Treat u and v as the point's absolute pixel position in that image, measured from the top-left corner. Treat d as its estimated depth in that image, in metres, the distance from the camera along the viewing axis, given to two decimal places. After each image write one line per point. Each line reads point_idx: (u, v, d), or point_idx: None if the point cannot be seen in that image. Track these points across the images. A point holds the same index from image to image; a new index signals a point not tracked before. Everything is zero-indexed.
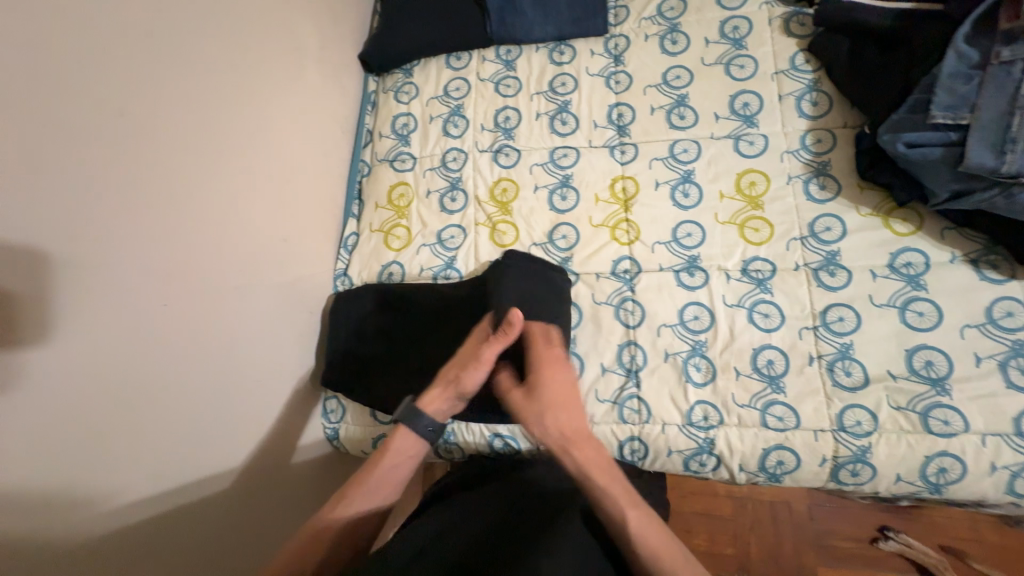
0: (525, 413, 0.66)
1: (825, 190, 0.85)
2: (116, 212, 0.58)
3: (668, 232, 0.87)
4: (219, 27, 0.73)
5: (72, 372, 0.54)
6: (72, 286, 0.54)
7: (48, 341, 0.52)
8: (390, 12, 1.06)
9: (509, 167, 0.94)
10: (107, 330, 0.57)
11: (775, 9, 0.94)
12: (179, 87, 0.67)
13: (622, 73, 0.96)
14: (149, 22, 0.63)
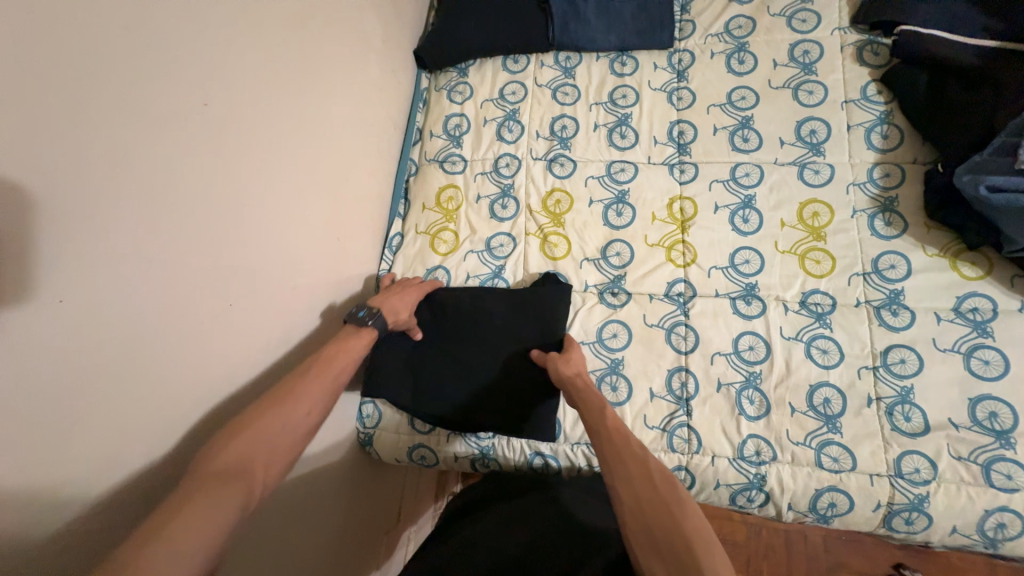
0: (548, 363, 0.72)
1: (890, 226, 0.82)
2: (190, 203, 0.55)
3: (725, 257, 0.85)
4: (292, 10, 0.70)
5: (144, 375, 0.51)
6: (152, 283, 0.51)
7: (119, 341, 0.48)
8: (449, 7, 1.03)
9: (564, 177, 0.91)
10: (173, 329, 0.54)
11: (847, 36, 0.91)
12: (253, 73, 0.63)
13: (685, 89, 0.94)
14: (235, 8, 0.60)
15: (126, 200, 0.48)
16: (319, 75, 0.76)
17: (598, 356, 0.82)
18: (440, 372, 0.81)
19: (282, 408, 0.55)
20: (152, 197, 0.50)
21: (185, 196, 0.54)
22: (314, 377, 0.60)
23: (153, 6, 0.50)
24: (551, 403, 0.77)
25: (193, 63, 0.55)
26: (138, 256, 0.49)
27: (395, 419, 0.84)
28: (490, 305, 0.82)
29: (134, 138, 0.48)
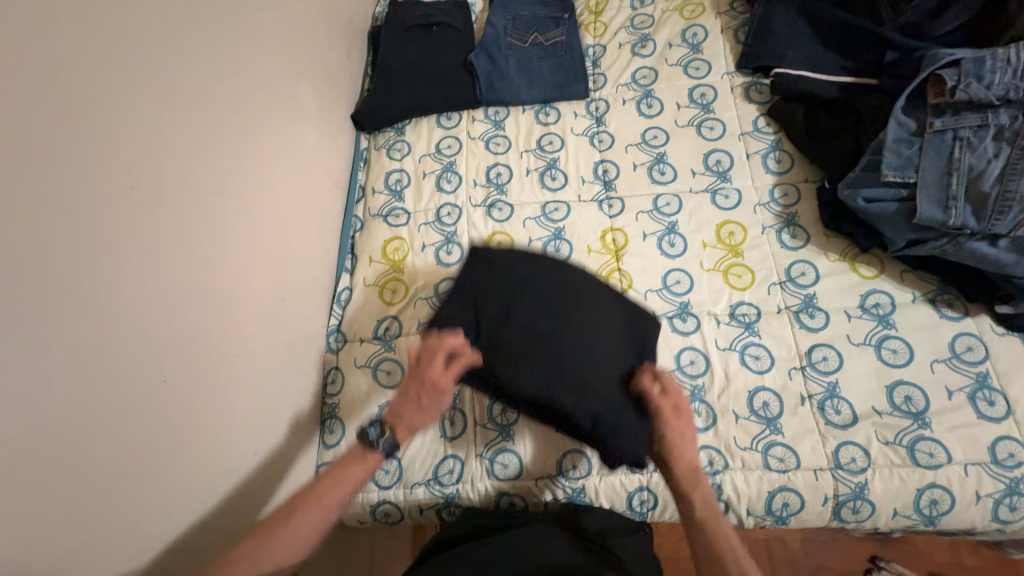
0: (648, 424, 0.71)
1: (796, 238, 0.92)
2: (122, 282, 0.55)
3: (658, 280, 0.91)
4: (222, 90, 0.73)
5: (65, 470, 0.48)
6: (78, 370, 0.49)
7: (36, 435, 0.46)
8: (380, 72, 1.10)
9: (503, 221, 0.97)
10: (101, 415, 0.51)
11: (735, 78, 1.04)
12: (187, 151, 0.66)
13: (604, 132, 1.04)
14: (164, 93, 0.63)
15: (49, 286, 0.47)
16: (254, 146, 0.79)
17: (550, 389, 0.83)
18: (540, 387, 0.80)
19: (242, 555, 0.56)
20: (78, 281, 0.50)
21: (117, 275, 0.54)
22: (300, 524, 0.59)
23: (77, 100, 0.52)
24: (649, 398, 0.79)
25: (121, 148, 0.56)
26: (60, 343, 0.48)
27: (354, 479, 0.82)
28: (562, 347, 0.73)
29: (59, 225, 0.49)
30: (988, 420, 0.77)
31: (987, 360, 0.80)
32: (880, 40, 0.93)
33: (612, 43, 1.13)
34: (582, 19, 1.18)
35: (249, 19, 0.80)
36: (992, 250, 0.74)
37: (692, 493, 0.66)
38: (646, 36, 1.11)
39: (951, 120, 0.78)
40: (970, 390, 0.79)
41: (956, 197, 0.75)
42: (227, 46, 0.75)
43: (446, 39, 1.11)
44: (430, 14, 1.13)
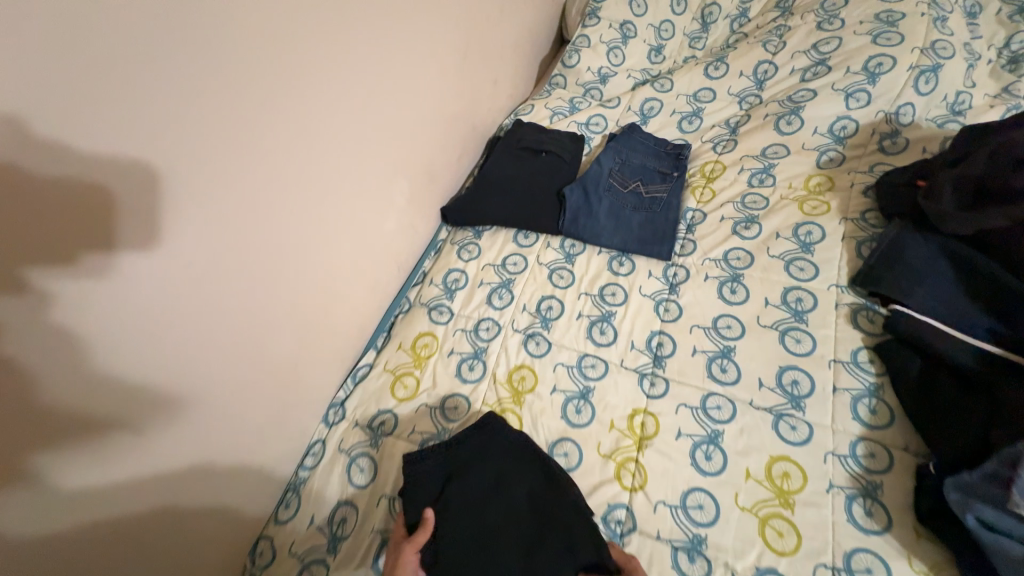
0: None
1: (870, 518, 0.72)
2: (208, 289, 0.65)
3: (676, 494, 0.78)
4: (330, 177, 0.82)
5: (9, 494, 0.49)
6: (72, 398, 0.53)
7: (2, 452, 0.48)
8: (481, 179, 1.18)
9: (536, 356, 0.93)
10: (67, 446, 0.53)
11: (844, 295, 0.91)
12: (274, 225, 0.73)
13: (673, 302, 0.96)
14: (276, 175, 0.72)
15: (134, 283, 0.56)
16: (339, 225, 0.87)
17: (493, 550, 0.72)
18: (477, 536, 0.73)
19: None
20: (151, 294, 0.58)
21: (176, 305, 0.61)
22: None
23: (196, 176, 0.60)
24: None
25: (219, 217, 0.64)
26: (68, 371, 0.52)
27: (282, 569, 0.78)
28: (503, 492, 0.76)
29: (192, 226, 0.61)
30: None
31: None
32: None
33: (715, 213, 1.08)
34: (691, 181, 1.15)
35: (381, 120, 0.91)
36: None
37: None
38: (753, 218, 1.04)
39: None
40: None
41: None
42: (352, 141, 0.85)
43: (551, 167, 1.17)
44: (545, 141, 1.20)
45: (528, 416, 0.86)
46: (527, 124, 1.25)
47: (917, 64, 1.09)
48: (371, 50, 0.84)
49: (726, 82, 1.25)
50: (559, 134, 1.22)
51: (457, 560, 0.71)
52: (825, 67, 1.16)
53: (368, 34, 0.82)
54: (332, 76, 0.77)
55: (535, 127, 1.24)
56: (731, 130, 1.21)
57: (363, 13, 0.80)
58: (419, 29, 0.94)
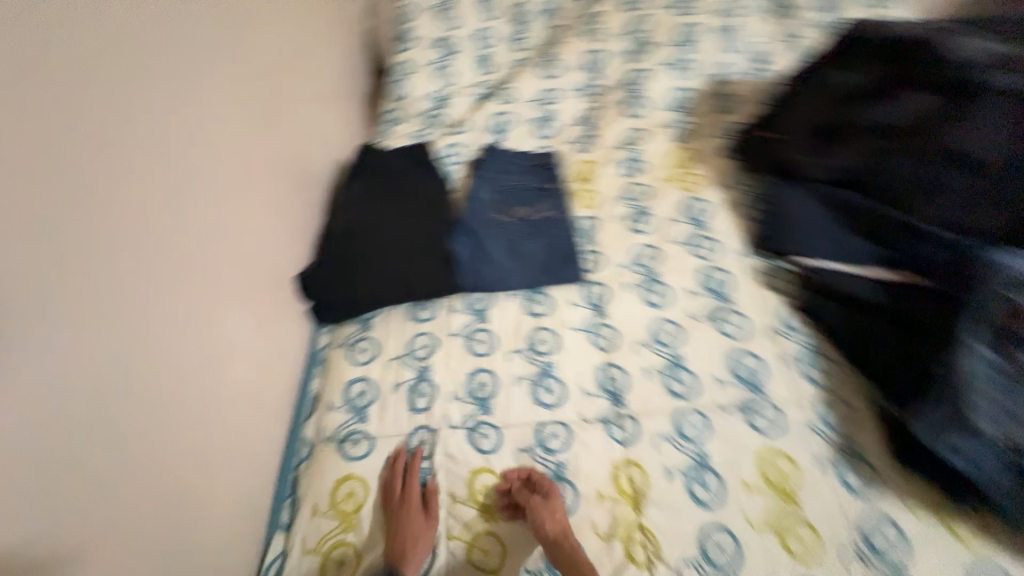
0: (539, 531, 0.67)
1: (863, 478, 0.71)
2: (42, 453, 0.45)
3: (694, 545, 0.68)
4: (132, 361, 0.56)
5: None
6: None
7: None
8: (353, 228, 0.97)
9: (488, 453, 0.77)
10: None
11: (751, 261, 0.92)
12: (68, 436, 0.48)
13: (606, 325, 0.88)
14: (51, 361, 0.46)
15: None
16: (182, 407, 0.63)
17: (407, 367, 0.86)
18: (381, 202, 1.00)
19: None
20: None
21: None
22: None
23: None
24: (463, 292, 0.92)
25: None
26: None
27: None
28: (391, 162, 1.06)
29: (81, 263, 0.50)
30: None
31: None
32: (988, 198, 0.71)
33: (607, 215, 1.02)
34: (572, 188, 1.08)
35: (195, 223, 0.65)
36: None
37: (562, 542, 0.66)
38: (642, 210, 1.01)
39: None
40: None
41: None
42: (155, 277, 0.59)
43: (425, 187, 1.03)
44: (412, 166, 1.06)
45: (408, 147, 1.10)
46: (377, 165, 1.06)
47: (713, 29, 1.18)
48: (136, 157, 0.57)
49: (565, 78, 1.22)
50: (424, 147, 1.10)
51: (367, 190, 1.02)
52: (644, 46, 1.20)
53: (124, 137, 0.55)
54: (92, 216, 0.51)
55: (400, 150, 1.09)
56: (589, 124, 1.16)
57: (99, 110, 0.52)
58: (200, 102, 0.67)
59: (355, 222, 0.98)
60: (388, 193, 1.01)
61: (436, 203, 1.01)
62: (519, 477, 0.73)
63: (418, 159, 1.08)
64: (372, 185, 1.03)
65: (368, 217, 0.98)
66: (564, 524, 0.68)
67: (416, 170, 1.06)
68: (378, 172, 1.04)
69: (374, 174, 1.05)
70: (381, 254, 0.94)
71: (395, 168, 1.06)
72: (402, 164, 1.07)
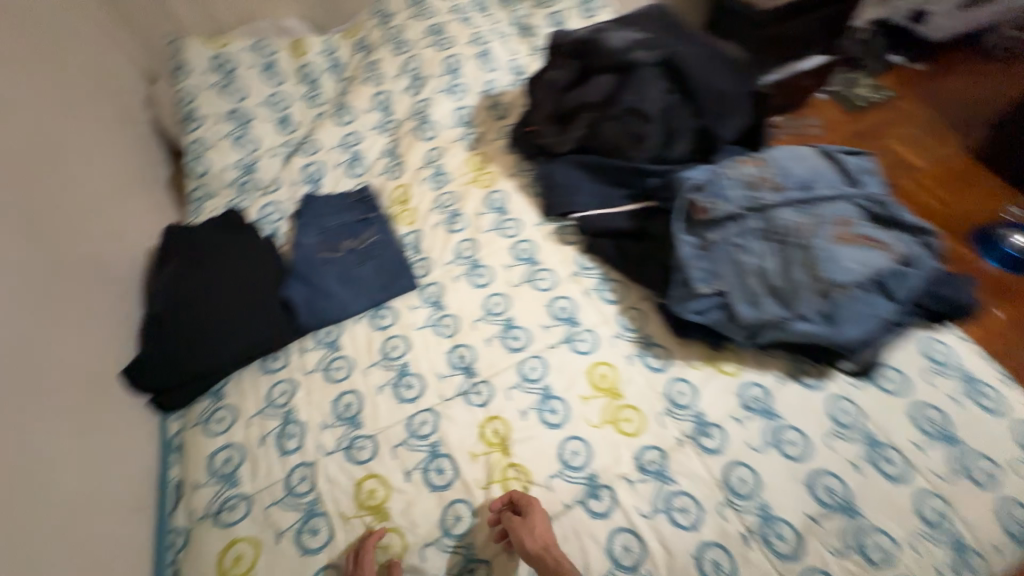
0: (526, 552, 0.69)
1: (659, 358, 0.92)
2: None
3: (556, 460, 0.82)
4: None
5: None
6: None
7: None
8: (172, 307, 0.96)
9: (367, 462, 0.82)
10: None
11: (546, 227, 1.11)
12: None
13: (447, 315, 1.00)
14: None
15: None
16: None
17: (269, 418, 0.88)
18: (199, 274, 1.00)
19: None
20: None
21: None
22: None
23: None
24: (310, 332, 0.98)
25: None
26: None
27: None
28: (200, 236, 1.07)
29: None
30: (996, 415, 0.81)
31: (949, 418, 0.81)
32: (670, 135, 1.02)
33: (425, 226, 1.16)
34: (392, 212, 1.20)
35: None
36: (816, 323, 0.77)
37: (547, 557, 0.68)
38: (455, 213, 1.17)
39: (721, 232, 0.84)
40: (965, 396, 0.82)
41: (757, 293, 0.80)
42: None
43: (245, 248, 1.06)
44: (226, 233, 1.08)
45: (218, 218, 1.12)
46: (185, 242, 1.06)
47: (472, 54, 1.41)
48: None
49: (360, 121, 1.35)
50: (234, 214, 1.13)
51: (180, 268, 1.01)
52: (420, 79, 1.38)
53: None
54: None
55: (208, 223, 1.10)
56: (393, 155, 1.30)
57: None
58: None
59: (172, 301, 0.97)
60: (206, 264, 1.02)
61: (260, 260, 1.04)
62: (502, 503, 0.77)
63: (232, 226, 1.10)
64: (188, 261, 1.02)
65: (189, 292, 0.97)
66: (548, 537, 0.71)
67: (232, 235, 1.08)
68: (189, 248, 1.04)
69: (185, 250, 1.04)
70: (213, 324, 0.94)
71: (208, 239, 1.06)
72: (215, 234, 1.08)
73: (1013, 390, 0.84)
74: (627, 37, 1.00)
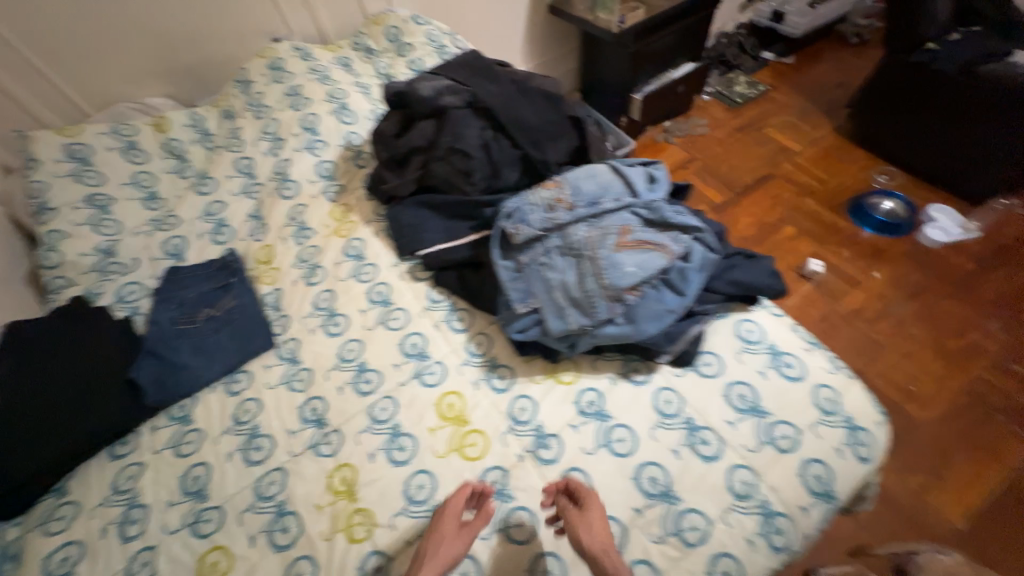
0: (583, 536, 0.73)
1: (504, 378, 0.96)
2: None
3: (401, 496, 0.84)
4: None
5: None
6: None
7: None
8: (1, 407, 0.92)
9: (211, 534, 0.82)
10: None
11: (401, 266, 1.15)
12: None
13: (302, 369, 1.02)
14: None
15: None
16: None
17: (113, 506, 0.86)
18: (36, 368, 0.98)
19: None
20: None
21: None
22: None
23: None
24: (164, 410, 0.99)
25: None
26: None
27: None
28: (38, 328, 1.04)
29: None
30: (797, 382, 0.88)
31: (756, 392, 0.87)
32: (492, 167, 1.09)
33: (286, 283, 1.18)
34: (255, 272, 1.23)
35: None
36: (620, 325, 0.83)
37: (601, 556, 0.70)
38: (315, 266, 1.19)
39: (530, 253, 0.91)
40: (770, 369, 0.90)
41: (565, 306, 0.85)
42: None
43: (89, 334, 1.04)
44: (71, 321, 1.07)
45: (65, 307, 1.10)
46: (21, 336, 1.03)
47: (331, 109, 1.46)
48: None
49: (225, 189, 1.39)
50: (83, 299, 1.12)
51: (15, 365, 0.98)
52: (280, 140, 1.43)
53: None
54: None
55: (52, 314, 1.08)
56: (257, 217, 1.33)
57: None
58: None
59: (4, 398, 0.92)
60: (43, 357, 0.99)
61: (104, 343, 1.03)
62: (559, 489, 0.81)
63: (76, 312, 1.09)
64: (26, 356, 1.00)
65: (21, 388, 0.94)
66: (606, 542, 0.72)
67: (76, 323, 1.06)
68: (26, 342, 1.02)
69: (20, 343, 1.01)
70: (47, 417, 0.91)
71: (48, 330, 1.04)
72: (58, 323, 1.06)
73: (816, 357, 0.92)
74: (435, 86, 1.12)
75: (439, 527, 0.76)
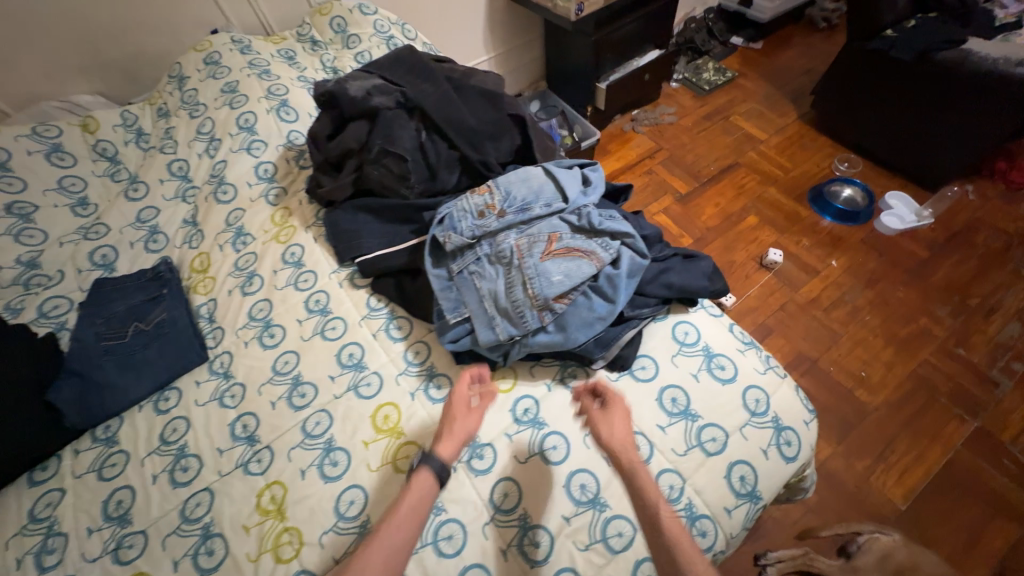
0: (602, 426, 0.78)
1: (441, 388, 0.95)
2: None
3: (331, 514, 0.82)
4: None
5: None
6: None
7: None
8: None
9: (133, 561, 0.80)
10: None
11: (341, 273, 1.12)
12: None
13: (235, 384, 0.99)
14: None
15: None
16: None
17: (30, 535, 0.83)
18: None
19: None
20: None
21: None
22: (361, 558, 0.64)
23: None
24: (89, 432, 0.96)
25: None
26: None
27: None
28: None
29: None
30: (728, 384, 0.88)
31: (687, 396, 0.88)
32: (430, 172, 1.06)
33: (221, 293, 1.14)
34: (190, 282, 1.18)
35: None
36: (551, 333, 0.82)
37: (620, 454, 0.74)
38: (251, 274, 1.15)
39: (461, 262, 0.89)
40: (703, 371, 0.90)
41: (495, 315, 0.83)
42: None
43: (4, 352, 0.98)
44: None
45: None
46: None
47: (270, 106, 1.40)
48: None
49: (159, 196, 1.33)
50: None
51: None
52: (217, 141, 1.37)
53: None
54: None
55: None
56: (193, 224, 1.28)
57: None
58: None
59: None
60: None
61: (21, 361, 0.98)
62: (586, 390, 0.86)
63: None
64: None
65: None
66: (625, 441, 0.76)
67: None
68: None
69: None
70: None
71: None
72: None
73: (749, 358, 0.92)
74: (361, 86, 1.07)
75: (454, 407, 0.82)
